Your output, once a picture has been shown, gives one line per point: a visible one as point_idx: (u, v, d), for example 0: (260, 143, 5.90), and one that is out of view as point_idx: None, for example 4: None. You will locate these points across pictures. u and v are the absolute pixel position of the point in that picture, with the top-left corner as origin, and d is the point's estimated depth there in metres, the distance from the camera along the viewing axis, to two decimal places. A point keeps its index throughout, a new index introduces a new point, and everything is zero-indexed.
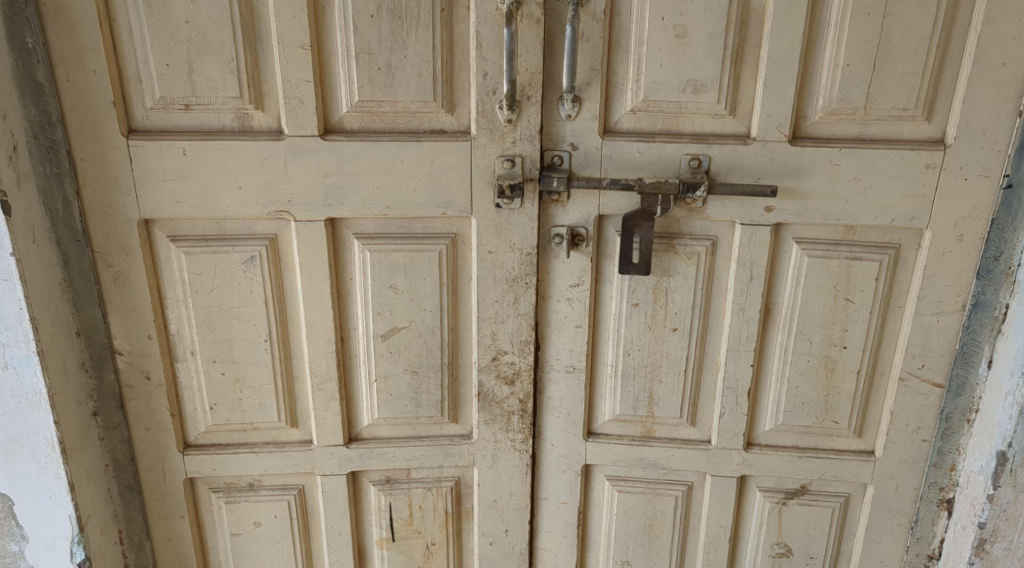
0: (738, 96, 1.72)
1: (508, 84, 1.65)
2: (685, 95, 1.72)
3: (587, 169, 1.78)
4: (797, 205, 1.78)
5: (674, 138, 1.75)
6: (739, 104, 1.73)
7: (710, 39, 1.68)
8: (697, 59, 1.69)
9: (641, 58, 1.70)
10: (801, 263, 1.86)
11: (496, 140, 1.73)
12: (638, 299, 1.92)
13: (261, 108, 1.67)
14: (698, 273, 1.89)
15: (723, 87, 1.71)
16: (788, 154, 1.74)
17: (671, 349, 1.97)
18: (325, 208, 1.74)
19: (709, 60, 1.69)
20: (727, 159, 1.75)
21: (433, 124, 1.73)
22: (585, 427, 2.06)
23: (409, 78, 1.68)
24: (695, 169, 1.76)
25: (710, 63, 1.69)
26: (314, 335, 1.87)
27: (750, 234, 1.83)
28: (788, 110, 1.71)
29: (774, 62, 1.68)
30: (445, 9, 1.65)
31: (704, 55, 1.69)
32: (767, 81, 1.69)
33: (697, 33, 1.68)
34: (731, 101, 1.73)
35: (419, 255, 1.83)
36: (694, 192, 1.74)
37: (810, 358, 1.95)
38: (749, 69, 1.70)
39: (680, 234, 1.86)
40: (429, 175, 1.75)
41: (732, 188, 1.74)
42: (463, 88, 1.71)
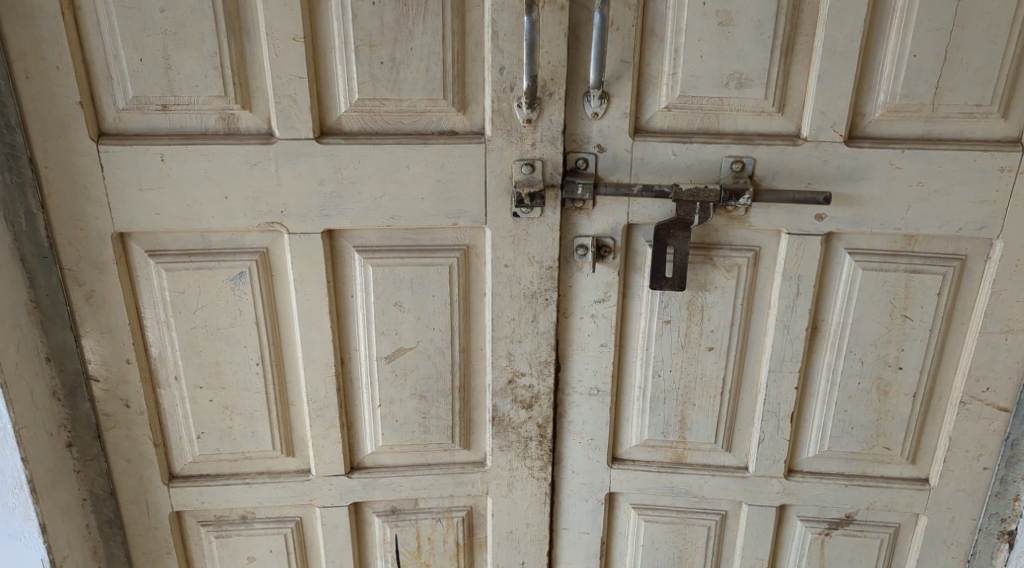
0: (788, 91, 1.52)
1: (528, 81, 1.46)
2: (728, 90, 1.52)
3: (615, 174, 1.59)
4: (852, 213, 1.58)
5: (714, 138, 1.56)
6: (788, 101, 1.53)
7: (758, 28, 1.47)
8: (742, 50, 1.49)
9: (678, 49, 1.50)
10: (853, 277, 1.66)
11: (514, 141, 1.54)
12: (670, 315, 1.74)
13: (248, 107, 1.48)
14: (738, 288, 1.70)
15: (771, 82, 1.51)
16: (843, 156, 1.54)
17: (706, 369, 1.78)
18: (323, 219, 1.56)
19: (756, 50, 1.49)
20: (774, 162, 1.56)
21: (443, 125, 1.53)
22: (610, 452, 1.88)
23: (416, 73, 1.48)
24: (738, 173, 1.56)
25: (757, 54, 1.49)
26: (311, 358, 1.68)
27: (797, 245, 1.63)
28: (844, 107, 1.51)
29: (831, 53, 1.47)
30: None
31: (751, 45, 1.49)
32: (822, 75, 1.49)
33: (743, 21, 1.47)
34: (780, 97, 1.53)
35: (427, 269, 1.65)
36: (736, 200, 1.55)
37: (861, 380, 1.76)
38: (801, 61, 1.50)
39: (718, 244, 1.67)
40: (438, 181, 1.56)
41: (780, 194, 1.54)
42: (476, 83, 1.51)
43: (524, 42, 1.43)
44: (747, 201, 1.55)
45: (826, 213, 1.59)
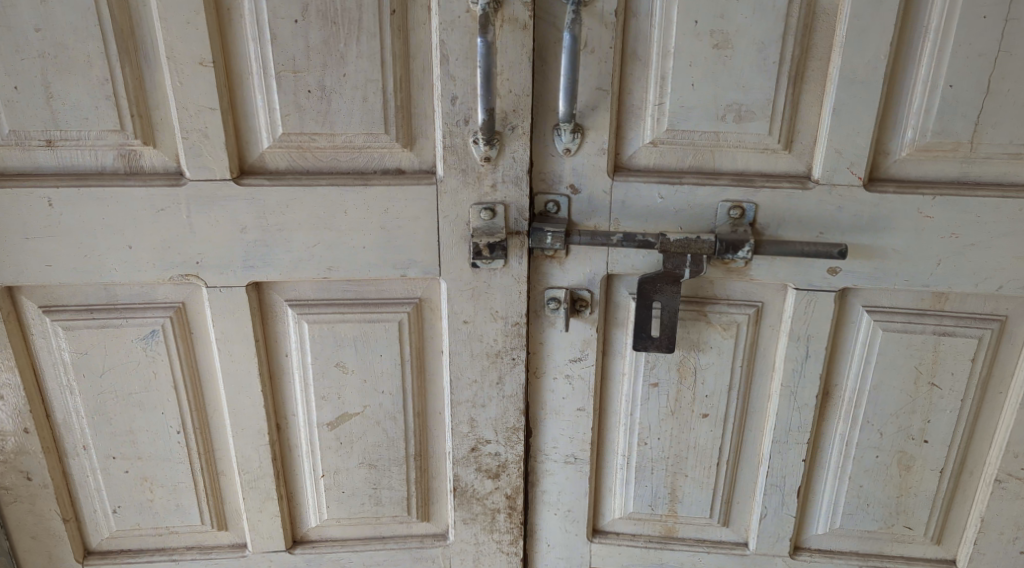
0: (797, 125, 1.27)
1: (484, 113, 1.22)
2: (726, 124, 1.27)
3: (592, 219, 1.34)
4: (873, 268, 1.34)
5: (709, 179, 1.31)
6: (797, 136, 1.28)
7: (760, 51, 1.22)
8: (742, 77, 1.24)
9: (665, 75, 1.25)
10: (871, 339, 1.42)
11: (471, 183, 1.30)
12: (657, 378, 1.50)
13: (152, 143, 1.25)
14: (736, 349, 1.46)
15: (777, 114, 1.26)
16: (862, 203, 1.30)
17: (700, 438, 1.54)
18: (246, 271, 1.33)
19: (759, 78, 1.24)
20: (780, 208, 1.31)
21: (385, 163, 1.29)
22: (589, 524, 1.64)
23: (350, 103, 1.23)
24: (736, 221, 1.33)
25: (760, 82, 1.24)
26: (240, 424, 1.46)
27: (807, 302, 1.39)
28: (864, 145, 1.26)
29: (850, 82, 1.22)
30: (397, 11, 1.20)
31: (753, 71, 1.24)
32: (838, 107, 1.24)
33: (744, 43, 1.22)
34: (787, 132, 1.28)
35: (373, 325, 1.41)
36: (735, 253, 1.31)
37: (879, 454, 1.51)
38: (813, 91, 1.25)
39: (713, 298, 1.43)
40: (382, 228, 1.33)
41: (786, 247, 1.30)
42: (423, 115, 1.27)
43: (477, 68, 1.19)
44: (749, 253, 1.31)
45: (841, 267, 1.35)
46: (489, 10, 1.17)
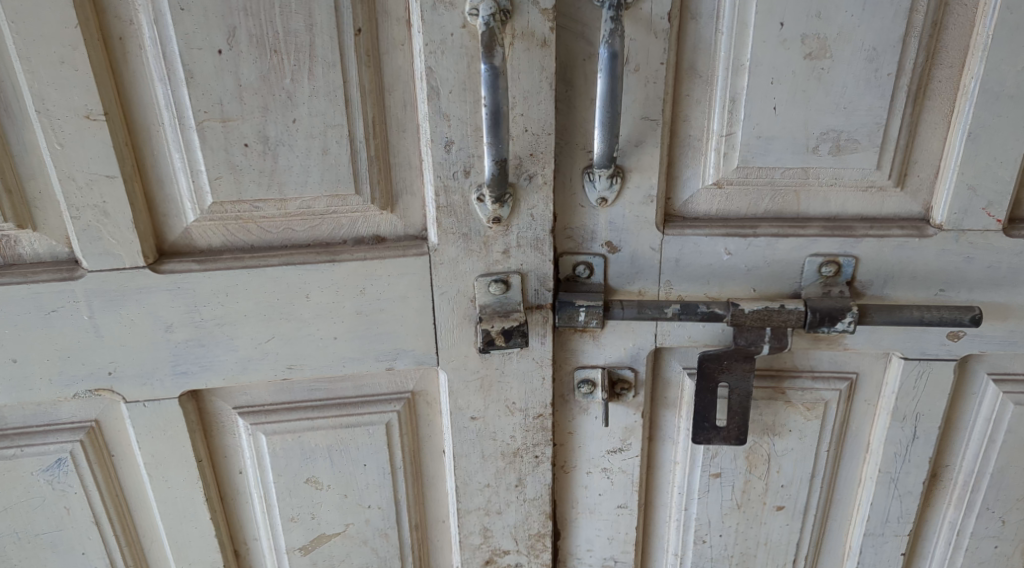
0: (914, 154, 0.96)
1: (491, 165, 0.88)
2: (820, 158, 0.95)
3: (636, 283, 1.01)
4: (1008, 331, 1.03)
5: (793, 229, 0.98)
6: (913, 168, 0.96)
7: (869, 59, 0.91)
8: (844, 96, 0.92)
9: (734, 96, 0.92)
10: (996, 416, 1.12)
11: (476, 250, 0.97)
12: (720, 467, 1.18)
13: (30, 226, 0.90)
14: (822, 430, 1.14)
15: (890, 142, 0.95)
16: (1001, 252, 0.97)
17: (772, 533, 1.22)
18: (178, 379, 0.98)
19: (866, 97, 0.92)
20: (890, 263, 0.99)
21: (358, 230, 0.95)
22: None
23: (305, 158, 0.88)
24: (830, 280, 1.00)
25: (869, 102, 0.92)
26: (186, 560, 1.11)
27: (916, 374, 1.08)
28: (1008, 179, 0.94)
29: (994, 96, 0.91)
30: (363, 30, 0.84)
31: (858, 86, 0.91)
32: (975, 129, 0.92)
33: (848, 50, 0.90)
34: (900, 164, 0.96)
35: (352, 431, 1.07)
36: (832, 324, 0.98)
37: (999, 544, 1.20)
38: (935, 108, 0.93)
39: (793, 370, 1.12)
40: (358, 313, 0.98)
41: (897, 314, 0.98)
42: (406, 164, 0.92)
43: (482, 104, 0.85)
44: (851, 324, 0.98)
45: (964, 331, 1.04)
46: (494, 24, 0.82)
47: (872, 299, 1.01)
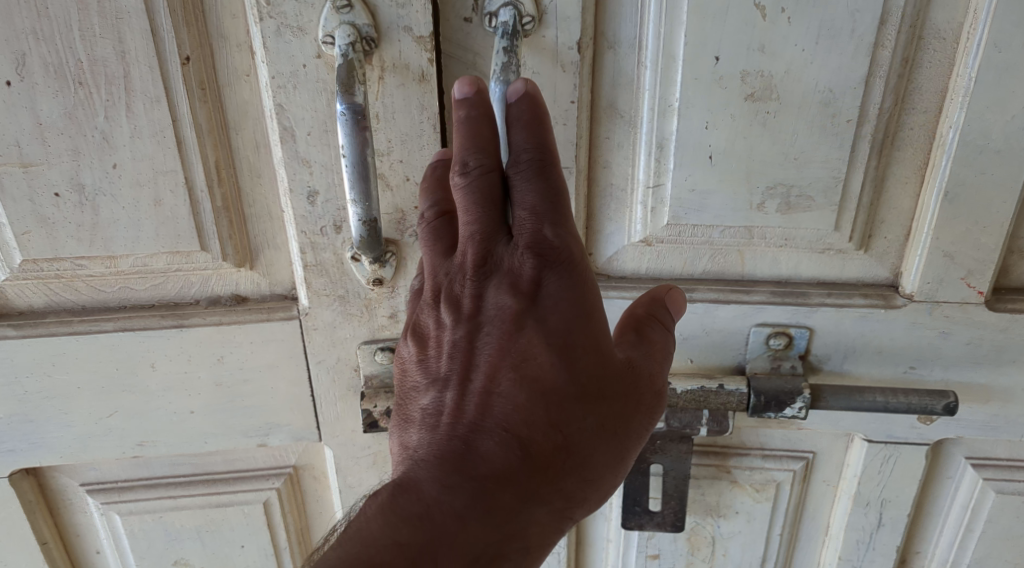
0: (880, 213, 0.80)
1: (358, 227, 0.71)
2: (765, 217, 0.80)
3: None
4: (989, 415, 0.86)
5: (737, 295, 0.82)
6: (879, 230, 0.81)
7: (825, 103, 0.75)
8: (794, 144, 0.76)
9: (661, 141, 0.77)
10: (973, 504, 0.95)
11: (355, 314, 0.81)
12: (658, 546, 1.02)
13: None
14: (773, 512, 0.99)
15: (851, 199, 0.79)
16: (981, 327, 0.82)
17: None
18: (5, 455, 0.84)
19: (821, 146, 0.76)
20: (851, 338, 0.83)
21: (213, 290, 0.80)
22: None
23: (133, 210, 0.72)
24: (780, 355, 0.84)
25: (825, 153, 0.77)
26: None
27: (882, 457, 0.93)
28: (991, 246, 0.78)
29: (977, 150, 0.75)
30: (191, 59, 0.67)
31: (811, 133, 0.76)
32: (953, 187, 0.76)
33: (798, 91, 0.74)
34: (863, 225, 0.80)
35: (224, 511, 0.92)
36: (780, 409, 0.82)
37: None
38: (907, 160, 0.78)
39: (741, 447, 0.97)
40: (217, 384, 0.83)
41: (858, 400, 0.82)
42: (264, 216, 0.76)
43: (340, 154, 0.68)
44: (802, 410, 0.82)
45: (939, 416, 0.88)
46: (353, 56, 0.66)
47: (830, 376, 0.85)
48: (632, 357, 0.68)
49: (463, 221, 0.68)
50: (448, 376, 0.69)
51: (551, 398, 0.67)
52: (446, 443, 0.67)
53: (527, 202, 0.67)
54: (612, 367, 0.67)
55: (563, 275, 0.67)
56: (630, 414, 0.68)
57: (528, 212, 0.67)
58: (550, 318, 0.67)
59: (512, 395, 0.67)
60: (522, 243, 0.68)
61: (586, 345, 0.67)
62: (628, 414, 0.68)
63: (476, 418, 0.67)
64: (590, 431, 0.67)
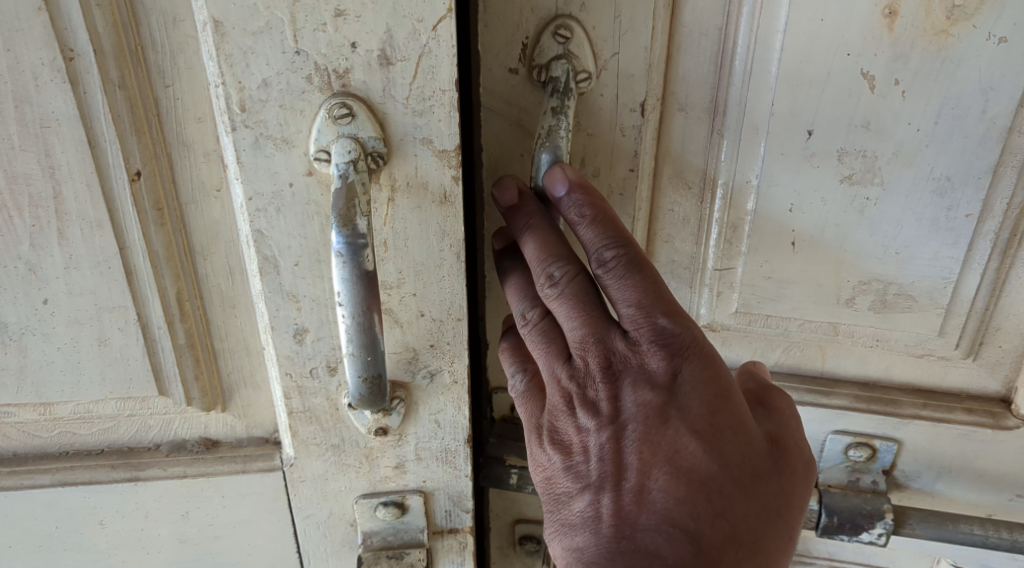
0: (1000, 321, 0.61)
1: (356, 386, 0.55)
2: (855, 314, 0.63)
3: None
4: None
5: (815, 396, 0.65)
6: (993, 336, 0.62)
7: (939, 192, 0.58)
8: (898, 235, 0.59)
9: (737, 221, 0.61)
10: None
11: (351, 464, 0.65)
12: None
13: None
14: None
15: (965, 301, 0.61)
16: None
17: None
18: None
19: (932, 241, 0.59)
20: (947, 458, 0.66)
21: (177, 433, 0.65)
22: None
23: (70, 351, 0.57)
24: (859, 467, 0.67)
25: (933, 250, 0.60)
26: None
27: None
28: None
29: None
30: (142, 174, 0.52)
31: (919, 227, 0.59)
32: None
33: (908, 176, 0.58)
34: (975, 332, 0.62)
35: None
36: (855, 533, 0.64)
37: None
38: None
39: (804, 556, 0.75)
40: (182, 541, 0.67)
41: (949, 530, 0.63)
42: (240, 352, 0.61)
43: (336, 304, 0.52)
44: (881, 535, 0.64)
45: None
46: (355, 179, 0.50)
47: (918, 498, 0.68)
48: (776, 435, 0.55)
49: (568, 328, 0.54)
50: (585, 485, 0.54)
51: (710, 494, 0.52)
52: (598, 555, 0.52)
53: (629, 296, 0.52)
54: (759, 450, 0.54)
55: (697, 355, 0.53)
56: (789, 494, 0.54)
57: (634, 306, 0.53)
58: (691, 408, 0.53)
59: (665, 488, 0.52)
60: (641, 336, 0.53)
61: (730, 431, 0.53)
62: (789, 495, 0.54)
63: (628, 530, 0.52)
64: (758, 523, 0.53)
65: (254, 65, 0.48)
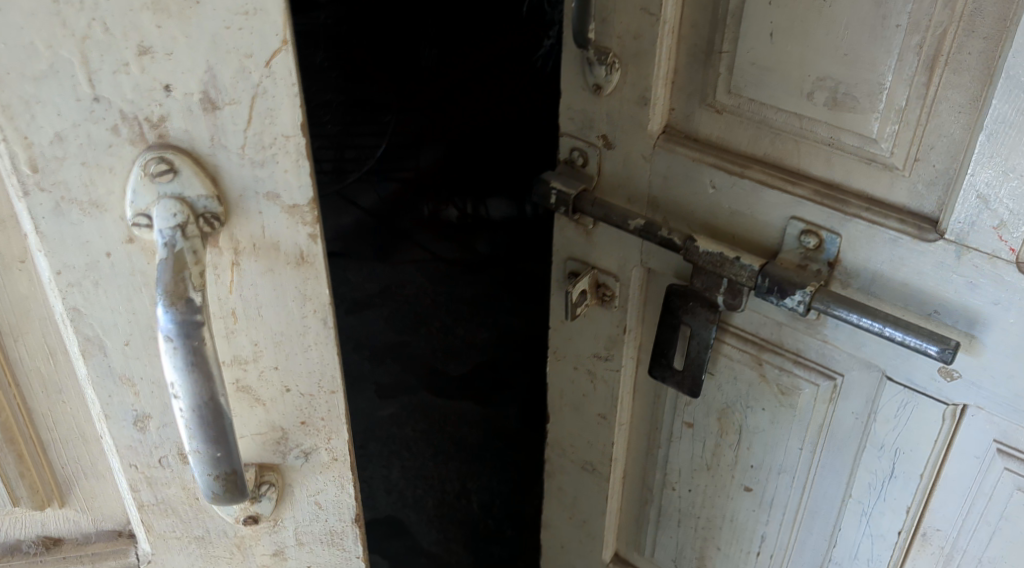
0: (929, 143, 0.63)
1: (207, 488, 0.46)
2: (814, 111, 0.67)
3: (627, 185, 0.80)
4: (1012, 392, 0.65)
5: (782, 183, 0.70)
6: (927, 154, 0.63)
7: (877, 4, 0.61)
8: (845, 41, 0.63)
9: (738, 6, 0.68)
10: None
11: (221, 559, 0.56)
12: (692, 416, 0.89)
13: None
14: (802, 426, 0.80)
15: (901, 113, 0.63)
16: (1016, 290, 0.61)
17: (737, 515, 0.91)
18: None
19: (872, 49, 0.62)
20: (877, 263, 0.67)
21: (10, 535, 0.55)
22: (608, 544, 1.07)
23: None
24: (811, 252, 0.71)
25: (871, 58, 0.63)
26: None
27: (961, 415, 0.69)
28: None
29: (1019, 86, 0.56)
30: None
31: (862, 31, 0.62)
32: (988, 122, 0.59)
33: None
34: (909, 144, 0.64)
35: None
36: (780, 297, 0.69)
37: None
38: (961, 86, 0.60)
39: (776, 345, 0.79)
40: None
41: (859, 309, 0.66)
42: (74, 442, 0.52)
43: (170, 396, 0.44)
44: (800, 303, 0.68)
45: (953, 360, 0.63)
46: (183, 247, 0.41)
47: (858, 294, 0.70)
48: None
49: None
50: None
51: None
52: None
53: None
54: None
55: None
56: None
57: None
58: None
59: None
60: None
61: None
62: None
63: None
64: None
65: (41, 117, 0.39)
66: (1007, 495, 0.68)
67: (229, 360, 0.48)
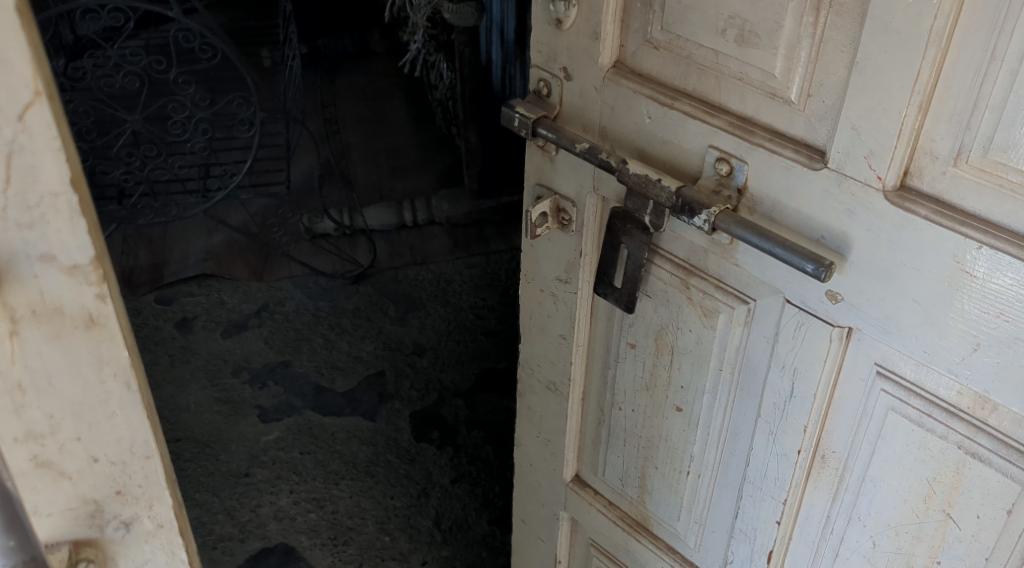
0: (817, 82, 0.69)
1: None
2: (727, 49, 0.74)
3: (584, 116, 0.88)
4: (883, 313, 0.70)
5: (703, 114, 0.77)
6: (818, 91, 0.69)
7: None
8: None
9: None
10: (971, 456, 0.68)
11: None
12: (634, 336, 0.94)
13: None
14: (720, 347, 0.85)
15: (792, 52, 0.69)
16: (881, 216, 0.67)
17: (671, 435, 0.96)
18: None
19: None
20: (774, 190, 0.74)
21: None
22: (568, 464, 1.12)
23: None
24: (725, 179, 0.77)
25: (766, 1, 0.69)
26: None
27: (848, 337, 0.73)
28: (892, 129, 0.65)
29: (882, 28, 0.62)
30: None
31: None
32: (859, 59, 0.65)
33: None
34: (803, 79, 0.69)
35: None
36: (690, 217, 0.77)
37: None
38: (844, 26, 0.65)
39: (701, 271, 0.83)
40: None
41: (752, 228, 0.73)
42: None
43: None
44: (706, 221, 0.76)
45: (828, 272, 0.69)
46: None
47: (764, 220, 0.75)
48: None
49: None
50: None
51: None
52: None
53: None
54: None
55: None
56: None
57: None
58: None
59: None
60: None
61: None
62: None
63: None
64: None
65: None
66: (883, 415, 0.73)
67: (22, 437, 0.45)
